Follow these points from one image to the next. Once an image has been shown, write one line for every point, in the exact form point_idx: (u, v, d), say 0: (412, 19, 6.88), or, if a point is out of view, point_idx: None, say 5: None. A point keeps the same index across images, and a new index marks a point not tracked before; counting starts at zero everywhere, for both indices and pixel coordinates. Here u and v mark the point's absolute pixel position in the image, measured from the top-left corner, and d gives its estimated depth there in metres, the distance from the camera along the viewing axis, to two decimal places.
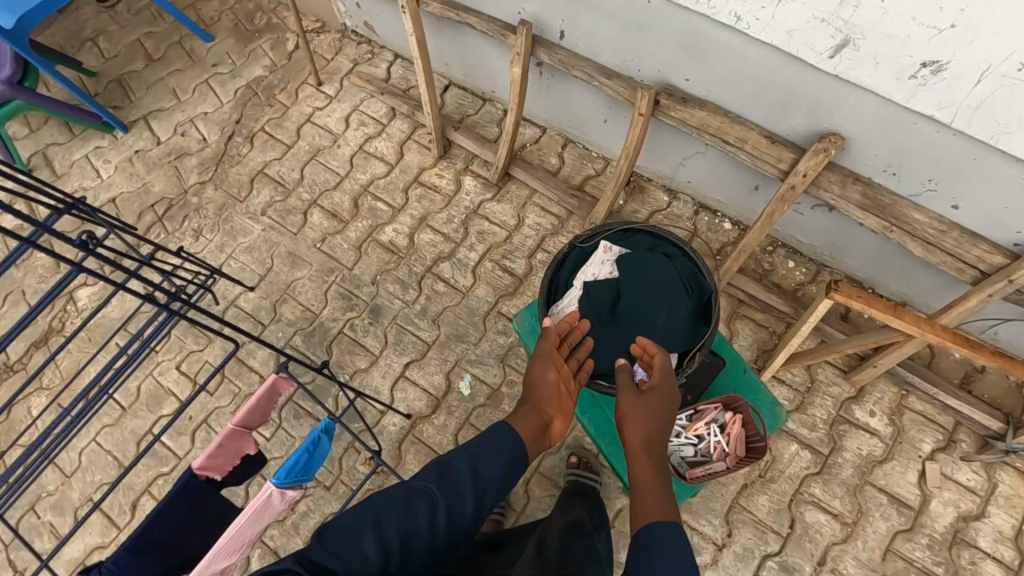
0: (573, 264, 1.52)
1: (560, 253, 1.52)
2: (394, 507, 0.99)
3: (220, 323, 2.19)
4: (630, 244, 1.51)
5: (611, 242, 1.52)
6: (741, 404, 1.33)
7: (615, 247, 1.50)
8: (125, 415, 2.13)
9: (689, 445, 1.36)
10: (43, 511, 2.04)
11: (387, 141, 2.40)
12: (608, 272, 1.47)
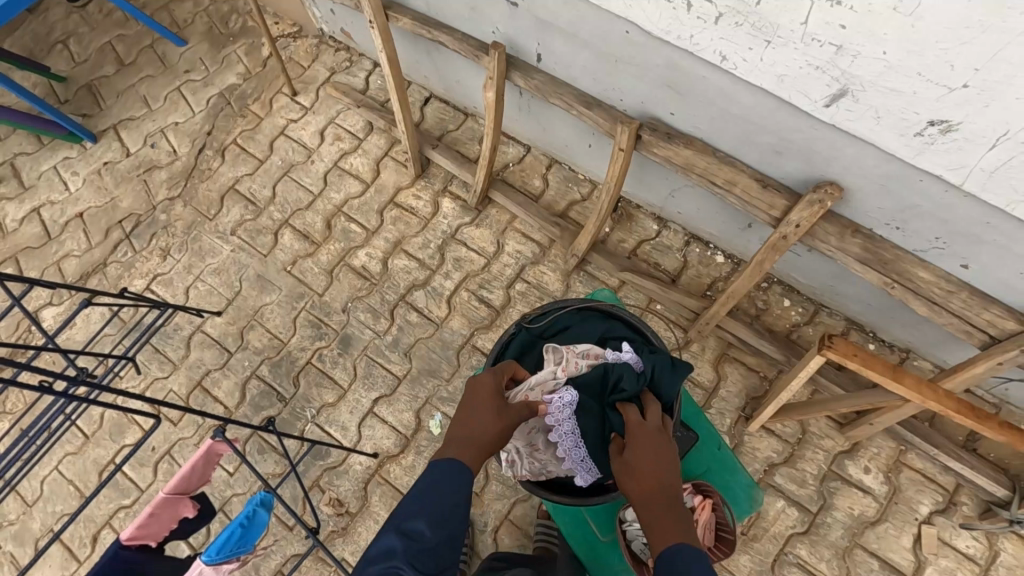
0: (520, 349, 1.38)
1: (505, 337, 1.39)
2: None
3: (186, 350, 2.12)
4: (585, 327, 1.38)
5: (563, 325, 1.40)
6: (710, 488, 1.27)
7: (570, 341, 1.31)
8: (88, 443, 2.07)
9: None
10: (5, 541, 2.00)
11: (363, 157, 2.28)
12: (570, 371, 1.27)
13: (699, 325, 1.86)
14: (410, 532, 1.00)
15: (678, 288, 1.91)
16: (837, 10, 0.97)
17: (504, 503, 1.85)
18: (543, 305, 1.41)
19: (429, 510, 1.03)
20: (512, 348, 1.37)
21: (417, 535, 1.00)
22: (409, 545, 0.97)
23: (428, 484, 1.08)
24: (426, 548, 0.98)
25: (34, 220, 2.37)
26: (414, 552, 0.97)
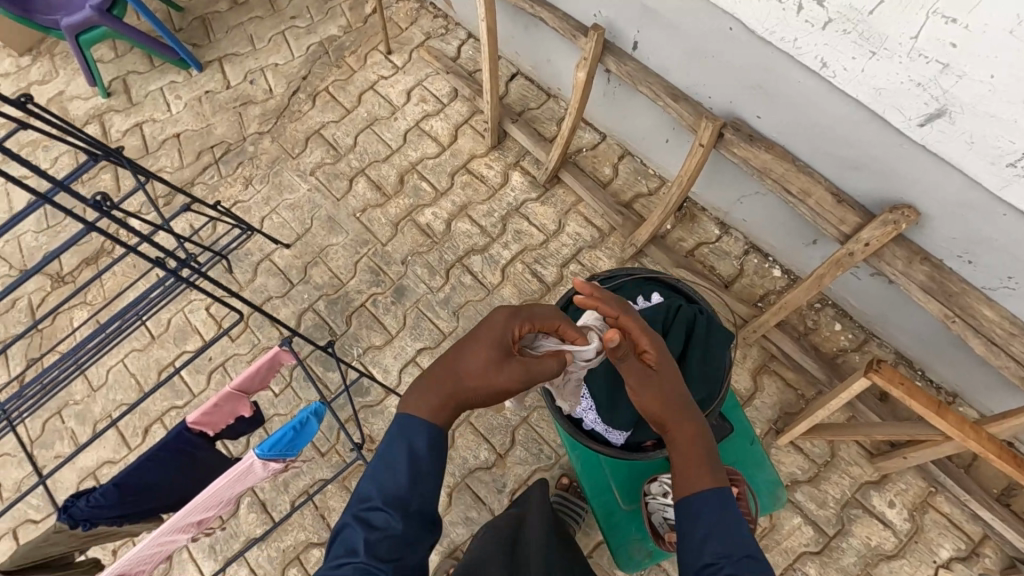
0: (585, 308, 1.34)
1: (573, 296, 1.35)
2: None
3: (253, 274, 2.26)
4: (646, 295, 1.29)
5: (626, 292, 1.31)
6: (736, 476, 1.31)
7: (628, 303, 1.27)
8: (152, 344, 2.23)
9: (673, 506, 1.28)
10: (67, 417, 2.19)
11: (444, 121, 2.37)
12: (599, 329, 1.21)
13: (745, 332, 1.88)
14: (371, 519, 0.94)
15: (729, 293, 1.93)
16: (950, 27, 0.99)
17: (525, 469, 1.92)
18: (612, 270, 1.33)
19: (388, 490, 0.95)
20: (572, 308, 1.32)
21: (383, 524, 0.93)
22: (369, 535, 0.91)
23: (391, 458, 0.98)
24: (392, 538, 0.92)
25: (136, 133, 2.55)
26: (380, 545, 0.91)
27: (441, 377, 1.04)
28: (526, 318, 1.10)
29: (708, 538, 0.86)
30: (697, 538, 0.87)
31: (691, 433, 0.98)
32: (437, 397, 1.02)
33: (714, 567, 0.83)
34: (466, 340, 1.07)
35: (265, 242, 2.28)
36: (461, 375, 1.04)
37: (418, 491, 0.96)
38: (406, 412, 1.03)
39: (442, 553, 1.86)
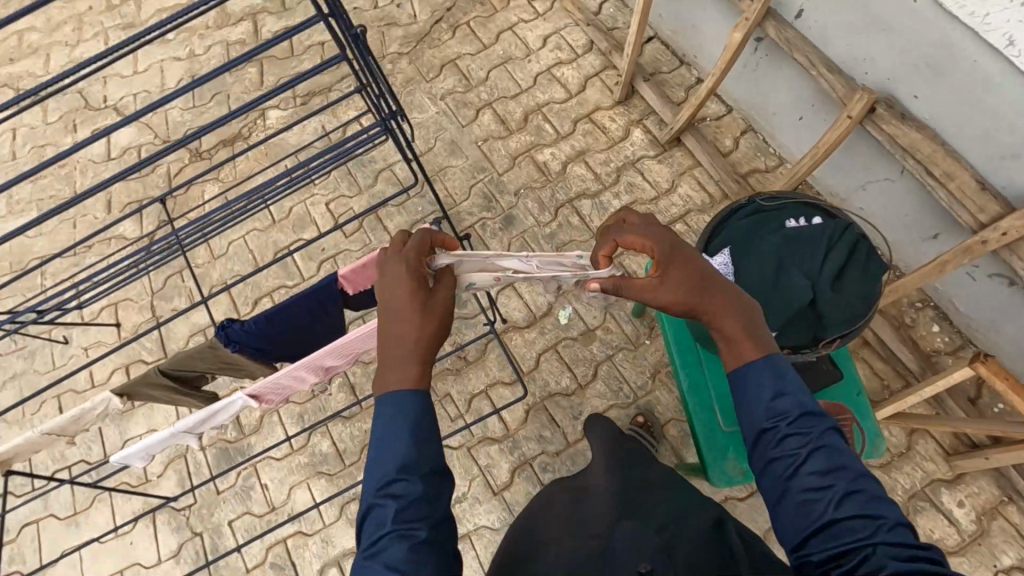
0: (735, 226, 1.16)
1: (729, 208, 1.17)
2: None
3: (374, 180, 2.41)
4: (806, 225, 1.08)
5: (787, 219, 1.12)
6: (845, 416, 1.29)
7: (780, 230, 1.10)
8: (272, 226, 2.41)
9: None
10: (187, 278, 2.38)
11: (575, 70, 2.46)
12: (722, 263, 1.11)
13: None
14: (392, 490, 0.92)
15: None
16: None
17: (603, 402, 2.02)
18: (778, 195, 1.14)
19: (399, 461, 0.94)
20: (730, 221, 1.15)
21: (404, 491, 0.92)
22: (395, 503, 0.91)
23: (395, 431, 0.96)
24: (417, 501, 0.92)
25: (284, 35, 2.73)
26: (409, 508, 0.91)
27: (407, 348, 0.99)
28: (414, 254, 1.05)
29: (775, 401, 0.93)
30: (759, 407, 0.94)
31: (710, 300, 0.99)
32: (415, 366, 0.99)
33: (772, 430, 0.92)
34: (387, 312, 1.01)
35: (390, 153, 2.42)
36: (417, 333, 0.99)
37: (428, 452, 0.96)
38: (389, 395, 0.98)
39: (512, 462, 1.98)
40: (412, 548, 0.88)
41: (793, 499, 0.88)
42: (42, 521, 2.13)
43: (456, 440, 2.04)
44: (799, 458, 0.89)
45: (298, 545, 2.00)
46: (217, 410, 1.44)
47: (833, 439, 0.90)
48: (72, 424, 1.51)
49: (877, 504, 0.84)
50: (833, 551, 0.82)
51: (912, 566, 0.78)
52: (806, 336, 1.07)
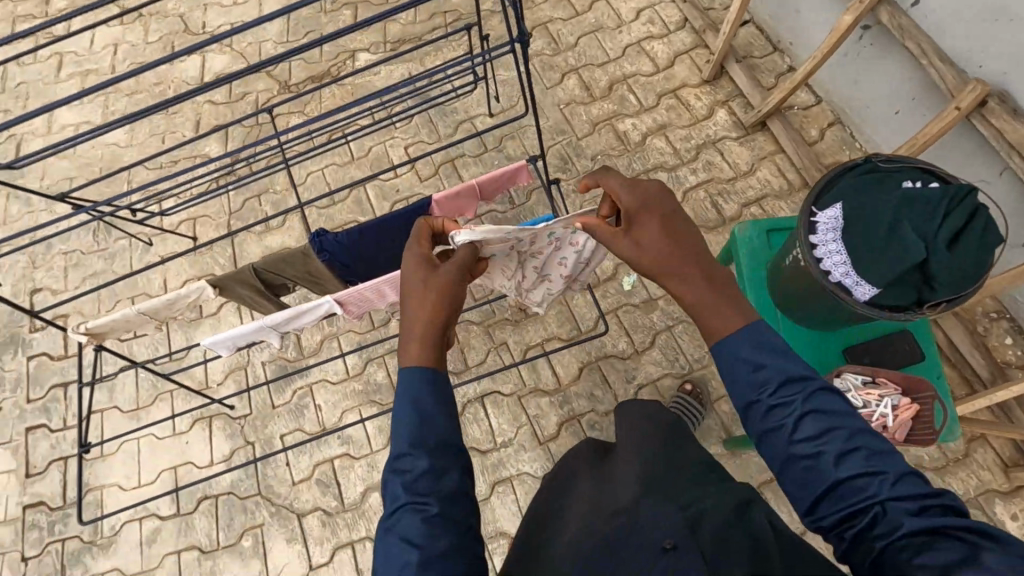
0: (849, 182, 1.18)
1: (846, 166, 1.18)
2: (388, 548, 0.91)
3: (454, 130, 2.45)
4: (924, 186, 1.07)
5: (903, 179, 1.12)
6: (926, 395, 1.29)
7: (898, 188, 1.10)
8: (351, 163, 2.47)
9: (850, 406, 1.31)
10: (264, 202, 2.47)
11: (666, 46, 2.46)
12: (829, 217, 1.14)
13: None
14: (401, 464, 0.96)
15: None
16: None
17: (657, 370, 2.03)
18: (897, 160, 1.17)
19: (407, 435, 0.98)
20: (845, 178, 1.17)
21: (410, 466, 0.95)
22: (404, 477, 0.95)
23: (408, 411, 0.99)
24: (424, 474, 0.95)
25: None
26: (420, 482, 0.94)
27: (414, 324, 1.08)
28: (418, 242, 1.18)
29: (756, 374, 0.91)
30: (742, 379, 0.93)
31: (691, 270, 1.00)
32: (419, 341, 1.06)
33: (758, 402, 0.91)
34: (401, 299, 1.11)
35: (473, 106, 2.46)
36: (431, 313, 1.08)
37: (433, 425, 0.99)
38: (401, 370, 1.06)
39: (561, 416, 2.02)
40: (425, 519, 0.91)
41: (797, 465, 0.87)
42: (106, 410, 2.25)
43: (508, 387, 2.08)
44: (790, 425, 0.88)
45: (345, 466, 2.07)
46: (306, 311, 1.50)
47: (821, 399, 0.89)
48: (165, 308, 1.59)
49: (882, 458, 0.83)
50: (845, 513, 0.82)
51: (929, 519, 0.77)
52: (912, 298, 1.10)
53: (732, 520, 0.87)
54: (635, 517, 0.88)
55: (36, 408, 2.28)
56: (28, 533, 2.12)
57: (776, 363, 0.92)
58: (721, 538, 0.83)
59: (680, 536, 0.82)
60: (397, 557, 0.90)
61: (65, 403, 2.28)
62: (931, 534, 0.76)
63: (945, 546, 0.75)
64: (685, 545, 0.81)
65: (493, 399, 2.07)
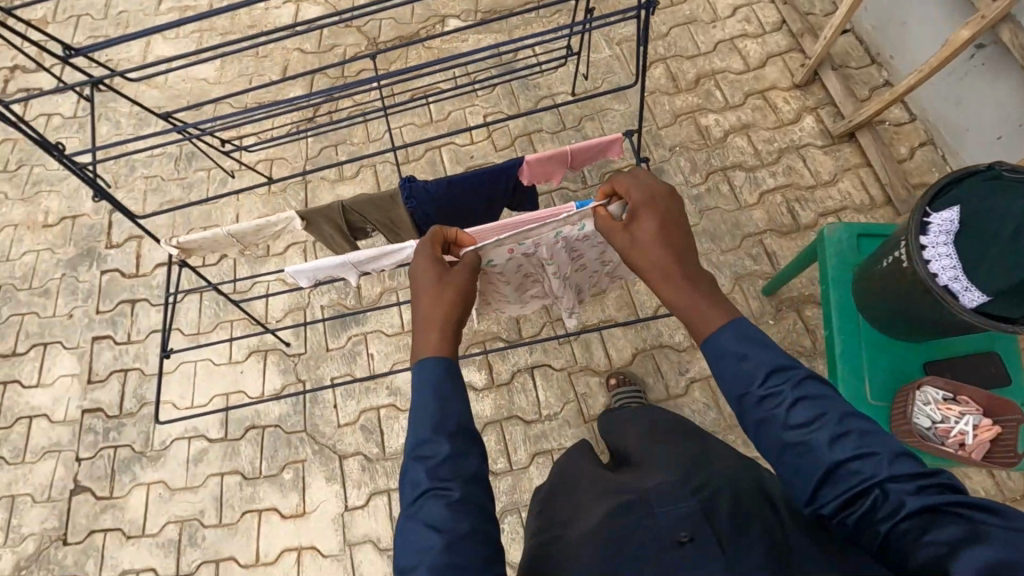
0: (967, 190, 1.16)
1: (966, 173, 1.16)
2: (412, 536, 0.91)
3: (534, 104, 2.47)
4: None
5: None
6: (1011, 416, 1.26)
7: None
8: (429, 124, 2.50)
9: (929, 418, 1.29)
10: (340, 153, 2.52)
11: (759, 46, 2.42)
12: (948, 220, 1.14)
13: None
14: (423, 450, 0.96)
15: None
16: None
17: None
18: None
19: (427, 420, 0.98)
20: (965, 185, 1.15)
21: (432, 452, 0.96)
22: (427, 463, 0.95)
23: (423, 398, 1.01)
24: (445, 461, 0.95)
25: None
26: (442, 470, 0.94)
27: (428, 320, 1.08)
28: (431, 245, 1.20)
29: (741, 364, 0.90)
30: (728, 372, 0.91)
31: (675, 271, 1.01)
32: (435, 334, 1.07)
33: (748, 394, 0.89)
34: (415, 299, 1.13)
35: (557, 83, 2.47)
36: (443, 314, 1.09)
37: (453, 410, 1.00)
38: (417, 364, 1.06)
39: (609, 398, 2.02)
40: (448, 505, 0.91)
41: (788, 455, 0.84)
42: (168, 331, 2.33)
43: (559, 363, 2.09)
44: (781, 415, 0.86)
45: (390, 416, 2.11)
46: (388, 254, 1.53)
47: (807, 386, 0.87)
48: (253, 234, 1.64)
49: (873, 440, 0.81)
50: (845, 499, 0.80)
51: (931, 498, 0.76)
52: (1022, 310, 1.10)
53: (744, 500, 0.91)
54: (650, 513, 0.93)
55: (104, 320, 2.38)
56: (84, 436, 2.22)
57: (756, 353, 0.90)
58: (739, 522, 0.86)
59: (695, 528, 0.86)
60: (418, 543, 0.89)
61: (131, 318, 2.37)
62: (934, 511, 0.75)
63: (948, 523, 0.73)
64: (701, 538, 0.85)
65: (543, 371, 2.08)
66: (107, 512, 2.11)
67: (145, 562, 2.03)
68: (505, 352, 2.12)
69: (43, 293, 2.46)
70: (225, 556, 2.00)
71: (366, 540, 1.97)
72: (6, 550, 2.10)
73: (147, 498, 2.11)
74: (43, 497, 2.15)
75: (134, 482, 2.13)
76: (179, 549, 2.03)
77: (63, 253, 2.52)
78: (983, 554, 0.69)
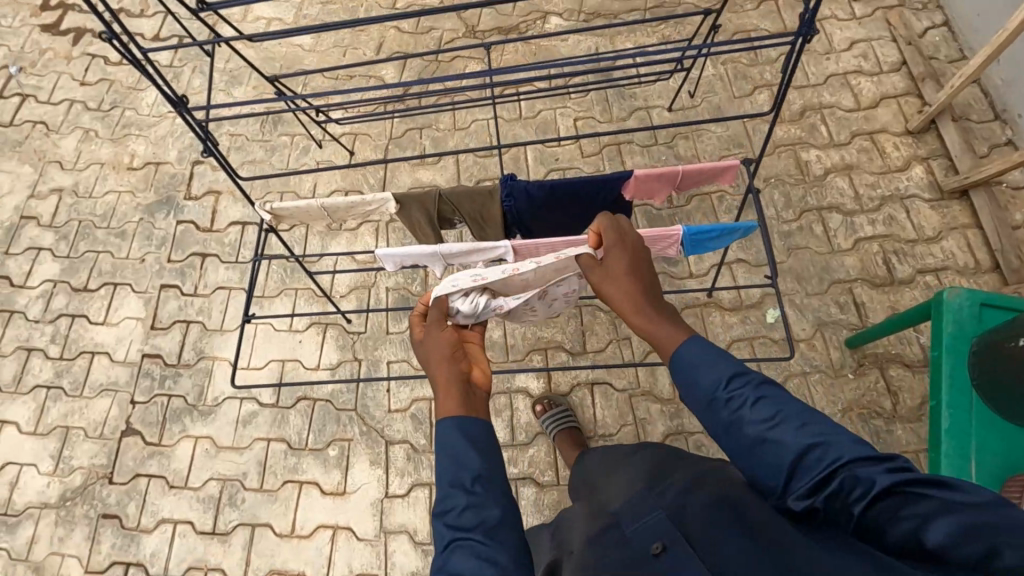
0: None
1: None
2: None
3: (628, 115, 2.41)
4: None
5: None
6: None
7: None
8: (518, 121, 2.46)
9: None
10: (424, 137, 2.50)
11: (874, 85, 2.30)
12: None
13: None
14: (445, 500, 0.95)
15: None
16: None
17: None
18: None
19: (445, 476, 0.97)
20: None
21: (454, 503, 0.94)
22: (451, 514, 0.93)
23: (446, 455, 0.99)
24: (472, 507, 0.94)
25: None
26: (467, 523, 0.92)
27: (442, 385, 1.06)
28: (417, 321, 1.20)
29: (711, 368, 0.95)
30: (702, 384, 0.96)
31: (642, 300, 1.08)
32: (450, 395, 1.05)
33: (721, 399, 0.93)
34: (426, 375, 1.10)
35: (655, 96, 2.40)
36: (449, 377, 1.06)
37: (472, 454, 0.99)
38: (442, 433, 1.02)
39: (668, 428, 1.96)
40: (478, 553, 0.88)
41: (759, 448, 0.89)
42: (234, 290, 2.35)
43: (620, 383, 2.03)
44: (749, 415, 0.90)
45: None
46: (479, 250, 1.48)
47: (767, 391, 0.91)
48: (345, 210, 1.62)
49: (834, 428, 0.86)
50: (817, 485, 0.84)
51: (892, 475, 0.80)
52: None
53: (724, 501, 0.99)
54: (632, 528, 1.04)
55: (174, 269, 2.41)
56: (141, 380, 2.25)
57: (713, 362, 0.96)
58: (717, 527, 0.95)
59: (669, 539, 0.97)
60: None
61: (199, 271, 2.40)
62: (902, 490, 0.79)
63: (912, 503, 0.78)
64: (674, 545, 0.96)
65: (604, 389, 2.03)
66: (153, 458, 2.14)
67: (184, 514, 2.05)
68: (567, 364, 2.07)
69: (119, 234, 2.50)
70: (262, 521, 2.01)
71: (402, 530, 1.96)
72: (55, 479, 2.15)
73: (193, 452, 2.13)
74: (95, 433, 2.20)
75: (183, 433, 2.16)
76: (218, 506, 2.05)
77: (143, 197, 2.56)
78: (947, 525, 0.74)
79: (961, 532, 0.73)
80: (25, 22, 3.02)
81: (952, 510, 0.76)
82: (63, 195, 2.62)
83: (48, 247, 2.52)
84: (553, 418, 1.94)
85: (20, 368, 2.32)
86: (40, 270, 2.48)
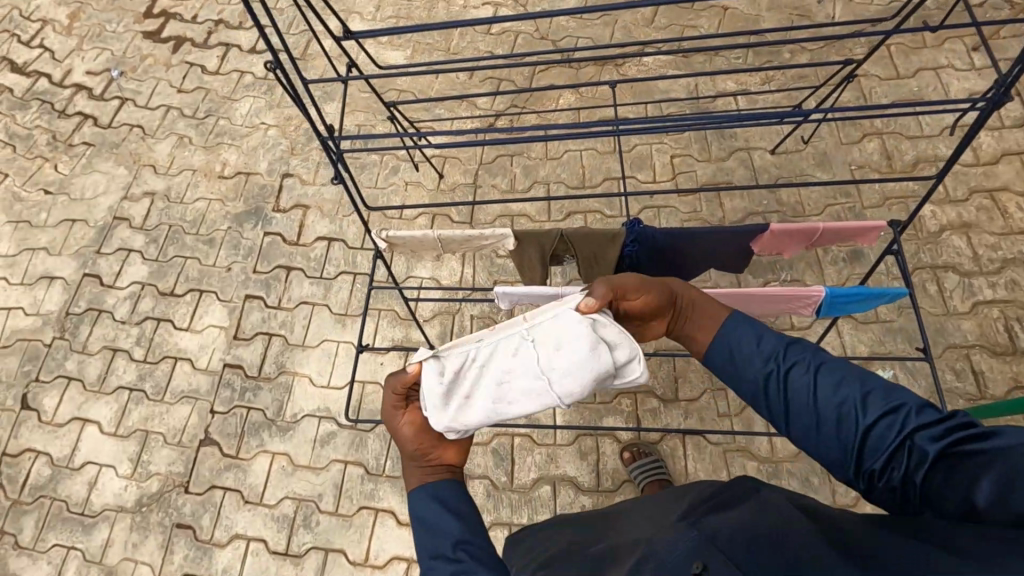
0: None
1: None
2: None
3: (728, 155, 2.35)
4: None
5: None
6: None
7: None
8: (613, 154, 2.42)
9: None
10: (516, 164, 2.47)
11: (995, 140, 2.20)
12: None
13: None
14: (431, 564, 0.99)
15: None
16: None
17: None
18: None
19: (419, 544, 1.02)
20: None
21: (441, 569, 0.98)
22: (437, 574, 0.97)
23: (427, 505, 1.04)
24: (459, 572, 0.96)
25: None
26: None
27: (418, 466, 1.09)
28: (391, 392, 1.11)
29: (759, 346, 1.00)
30: (753, 361, 1.00)
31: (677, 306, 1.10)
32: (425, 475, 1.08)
33: (772, 374, 0.97)
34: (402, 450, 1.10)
35: (757, 138, 2.34)
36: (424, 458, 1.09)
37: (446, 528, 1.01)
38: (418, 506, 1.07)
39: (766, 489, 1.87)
40: None
41: (822, 422, 0.92)
42: (318, 306, 2.35)
43: (715, 436, 1.95)
44: (809, 385, 0.94)
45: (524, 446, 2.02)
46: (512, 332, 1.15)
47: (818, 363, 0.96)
48: (460, 243, 1.59)
49: (896, 393, 0.89)
50: (885, 456, 0.87)
51: (947, 441, 0.84)
52: None
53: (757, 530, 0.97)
54: (662, 545, 1.00)
55: (260, 280, 2.43)
56: (222, 390, 2.26)
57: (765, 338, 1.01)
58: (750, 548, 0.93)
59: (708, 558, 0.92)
60: None
61: (284, 285, 2.40)
62: (954, 451, 0.83)
63: (964, 464, 0.82)
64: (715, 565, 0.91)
65: (696, 441, 1.95)
66: (229, 471, 2.13)
67: (258, 531, 2.03)
68: (658, 411, 2.00)
69: (208, 241, 2.53)
70: (336, 546, 1.98)
71: None
72: (132, 483, 2.15)
73: (270, 467, 2.11)
74: (173, 439, 2.20)
75: (260, 447, 2.14)
76: (292, 527, 2.02)
77: (232, 206, 2.60)
78: (993, 484, 0.78)
79: (1007, 487, 0.77)
80: (129, 29, 3.13)
81: (999, 463, 0.79)
82: (155, 198, 2.67)
83: (138, 249, 2.56)
84: (644, 469, 1.87)
85: (105, 368, 2.35)
86: (129, 271, 2.52)
